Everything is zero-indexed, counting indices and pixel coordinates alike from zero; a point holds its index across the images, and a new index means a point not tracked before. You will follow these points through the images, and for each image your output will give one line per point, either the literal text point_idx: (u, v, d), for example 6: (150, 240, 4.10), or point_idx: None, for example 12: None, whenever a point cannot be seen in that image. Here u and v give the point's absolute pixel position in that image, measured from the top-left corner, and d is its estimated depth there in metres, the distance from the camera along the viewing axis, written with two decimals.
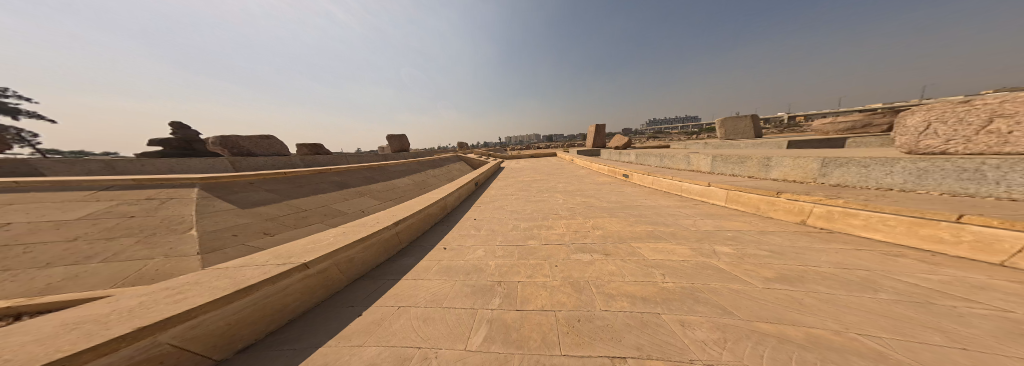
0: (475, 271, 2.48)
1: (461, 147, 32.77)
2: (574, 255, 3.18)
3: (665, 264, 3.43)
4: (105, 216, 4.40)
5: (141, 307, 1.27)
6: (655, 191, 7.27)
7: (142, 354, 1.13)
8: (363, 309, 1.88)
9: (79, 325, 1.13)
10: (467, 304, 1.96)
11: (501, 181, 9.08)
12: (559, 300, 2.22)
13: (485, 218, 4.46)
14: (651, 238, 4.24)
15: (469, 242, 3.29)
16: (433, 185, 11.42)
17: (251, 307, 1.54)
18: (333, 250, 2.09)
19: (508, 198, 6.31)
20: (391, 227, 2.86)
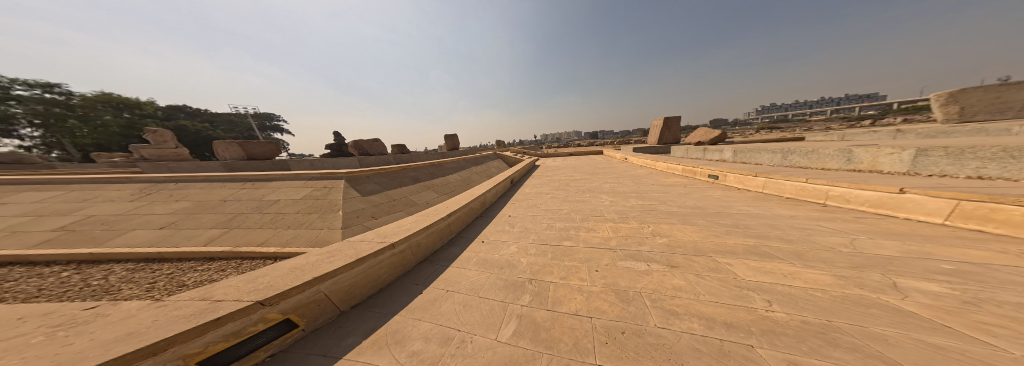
0: (510, 265, 2.63)
1: (500, 145, 34.17)
2: (619, 261, 2.89)
3: (761, 289, 2.61)
4: (308, 198, 7.17)
5: (314, 264, 2.10)
6: (768, 197, 5.47)
7: (312, 295, 1.89)
8: (423, 289, 2.38)
9: (292, 270, 2.01)
10: (499, 297, 2.16)
11: (536, 180, 8.95)
12: (598, 307, 2.15)
13: (520, 215, 4.55)
14: (748, 255, 3.27)
15: (507, 238, 3.48)
16: (477, 182, 12.53)
17: (359, 276, 2.23)
18: (407, 235, 2.74)
19: (544, 196, 6.23)
20: (444, 219, 3.42)
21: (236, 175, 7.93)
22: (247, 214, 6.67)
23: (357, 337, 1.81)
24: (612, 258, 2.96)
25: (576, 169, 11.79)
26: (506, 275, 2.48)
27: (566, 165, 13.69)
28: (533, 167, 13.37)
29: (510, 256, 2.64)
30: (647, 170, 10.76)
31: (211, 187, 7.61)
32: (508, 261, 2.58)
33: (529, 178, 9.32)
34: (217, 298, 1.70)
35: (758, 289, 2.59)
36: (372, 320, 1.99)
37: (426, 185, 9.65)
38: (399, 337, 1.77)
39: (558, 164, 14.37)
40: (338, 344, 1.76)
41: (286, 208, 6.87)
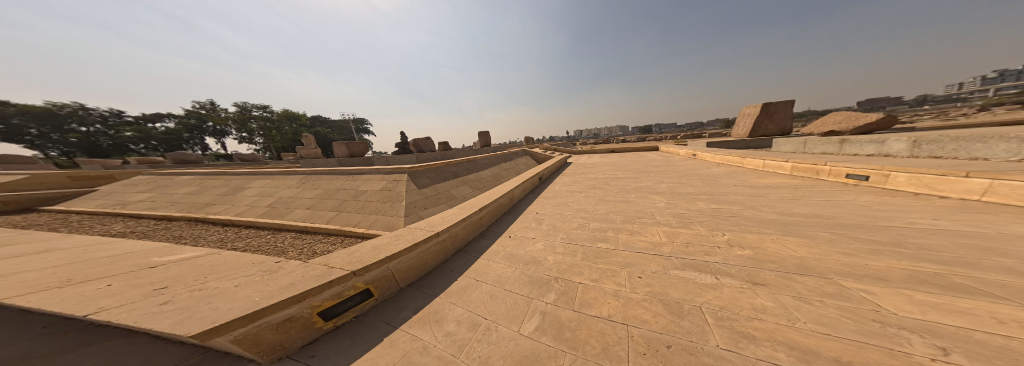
0: (535, 260, 2.60)
1: (527, 141, 32.22)
2: (673, 270, 2.58)
3: (924, 328, 1.67)
4: (385, 190, 8.68)
5: (378, 245, 2.69)
6: (972, 206, 3.54)
7: (382, 271, 2.35)
8: (459, 276, 2.64)
9: (365, 249, 2.61)
10: (522, 292, 2.22)
11: (569, 177, 8.34)
12: (636, 317, 1.94)
13: (550, 213, 4.40)
14: (901, 281, 2.21)
15: (534, 231, 3.42)
16: (506, 178, 12.72)
17: (413, 259, 2.64)
18: (449, 226, 3.06)
19: (577, 194, 5.83)
20: (477, 213, 3.66)
21: (340, 171, 10.34)
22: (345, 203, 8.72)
23: (412, 311, 2.15)
24: (667, 268, 2.63)
25: (623, 166, 10.47)
26: (530, 272, 2.50)
27: (612, 162, 12.36)
28: (566, 164, 12.51)
29: (538, 253, 2.66)
30: (725, 168, 8.67)
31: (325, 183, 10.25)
32: (532, 258, 2.60)
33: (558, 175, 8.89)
34: (328, 265, 2.39)
35: (923, 328, 1.67)
36: (421, 299, 2.32)
37: (462, 181, 10.26)
38: (439, 315, 2.05)
39: (600, 161, 13.04)
40: (396, 314, 2.13)
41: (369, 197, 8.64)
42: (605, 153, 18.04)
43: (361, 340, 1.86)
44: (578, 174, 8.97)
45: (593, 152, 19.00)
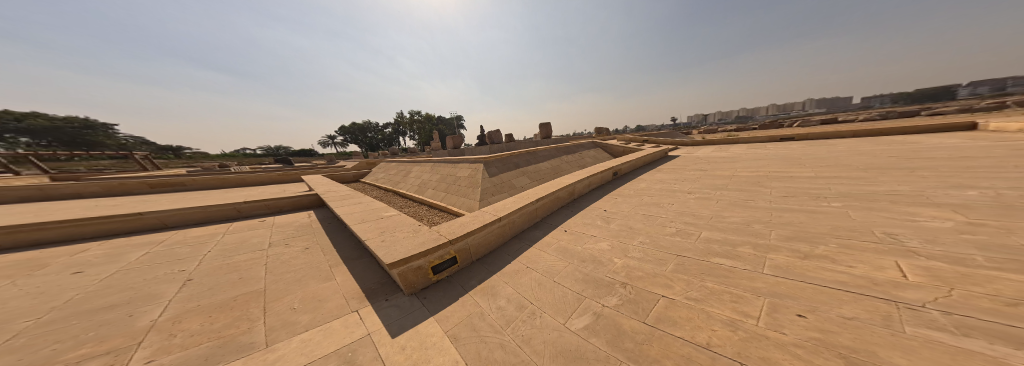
0: (593, 258, 2.26)
1: (601, 133, 24.71)
2: (907, 323, 1.33)
3: None
4: (445, 171, 7.12)
5: None
6: None
7: (460, 245, 2.29)
8: (514, 260, 2.42)
9: None
10: (572, 285, 1.92)
11: (670, 174, 6.11)
12: (768, 362, 1.13)
13: (627, 213, 3.49)
14: None
15: (596, 229, 2.95)
16: (568, 171, 7.92)
17: (482, 237, 2.51)
18: (511, 212, 2.79)
19: (680, 196, 4.23)
20: (534, 202, 3.21)
21: (413, 160, 9.93)
22: (441, 182, 6.63)
23: (479, 283, 2.15)
24: (885, 320, 1.36)
25: (798, 162, 6.34)
26: (581, 267, 2.12)
27: (778, 155, 7.73)
28: (671, 157, 9.19)
29: (599, 253, 2.35)
30: None
31: (420, 164, 8.80)
32: (590, 255, 2.31)
33: (651, 171, 6.75)
34: None
35: None
36: (482, 272, 2.30)
37: (524, 170, 6.89)
38: (494, 288, 2.09)
39: (749, 153, 8.54)
40: (464, 283, 2.19)
41: (461, 174, 6.41)
42: (769, 142, 11.47)
43: (446, 298, 2.02)
44: (694, 170, 6.40)
45: (741, 139, 12.61)
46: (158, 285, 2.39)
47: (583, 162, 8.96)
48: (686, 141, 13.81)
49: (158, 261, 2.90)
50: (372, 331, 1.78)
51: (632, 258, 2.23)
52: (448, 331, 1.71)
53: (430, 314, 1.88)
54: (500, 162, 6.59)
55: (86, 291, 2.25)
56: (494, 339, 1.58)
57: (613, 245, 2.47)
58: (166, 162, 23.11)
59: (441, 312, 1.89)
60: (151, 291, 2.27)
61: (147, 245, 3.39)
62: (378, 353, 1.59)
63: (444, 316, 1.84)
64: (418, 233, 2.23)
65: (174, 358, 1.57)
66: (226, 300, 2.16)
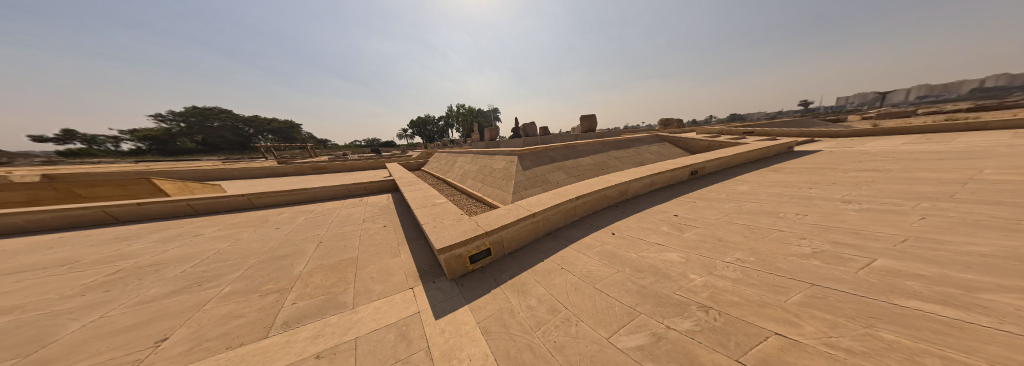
0: (654, 269, 1.79)
1: (666, 126, 20.79)
2: None
3: None
4: (483, 161, 7.22)
5: None
6: None
7: (492, 238, 2.28)
8: (548, 258, 2.22)
9: None
10: (620, 295, 1.56)
11: (795, 176, 4.26)
12: None
13: (712, 222, 2.66)
14: None
15: (661, 237, 2.35)
16: (616, 167, 6.82)
17: (514, 232, 2.44)
18: (547, 208, 2.62)
19: (814, 206, 2.86)
20: (573, 199, 2.90)
21: (458, 152, 10.57)
22: (479, 173, 6.66)
23: (510, 278, 2.07)
24: None
25: None
26: (634, 277, 1.72)
27: None
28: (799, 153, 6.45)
29: (662, 264, 1.85)
30: None
31: (463, 156, 9.24)
32: (647, 265, 1.85)
33: (755, 171, 4.97)
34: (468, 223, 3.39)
35: None
36: (514, 267, 2.21)
37: (562, 164, 6.23)
38: (525, 285, 1.95)
39: (995, 147, 4.94)
40: (496, 275, 2.16)
41: (497, 166, 6.29)
42: None
43: (479, 289, 2.04)
44: (852, 171, 4.19)
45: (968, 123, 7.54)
46: (306, 244, 3.53)
47: (640, 159, 7.61)
48: (836, 130, 9.45)
49: (308, 225, 4.32)
50: (420, 310, 1.99)
51: (717, 277, 1.62)
52: (480, 322, 1.71)
53: (466, 302, 1.95)
54: (535, 155, 6.16)
55: (278, 242, 3.61)
56: (522, 339, 1.46)
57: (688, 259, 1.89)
58: (320, 153, 34.16)
59: (475, 302, 1.92)
60: (302, 248, 3.38)
61: (306, 212, 5.09)
62: (423, 332, 1.75)
63: (478, 307, 1.85)
64: (458, 224, 2.40)
65: (304, 304, 2.27)
66: (334, 263, 2.95)
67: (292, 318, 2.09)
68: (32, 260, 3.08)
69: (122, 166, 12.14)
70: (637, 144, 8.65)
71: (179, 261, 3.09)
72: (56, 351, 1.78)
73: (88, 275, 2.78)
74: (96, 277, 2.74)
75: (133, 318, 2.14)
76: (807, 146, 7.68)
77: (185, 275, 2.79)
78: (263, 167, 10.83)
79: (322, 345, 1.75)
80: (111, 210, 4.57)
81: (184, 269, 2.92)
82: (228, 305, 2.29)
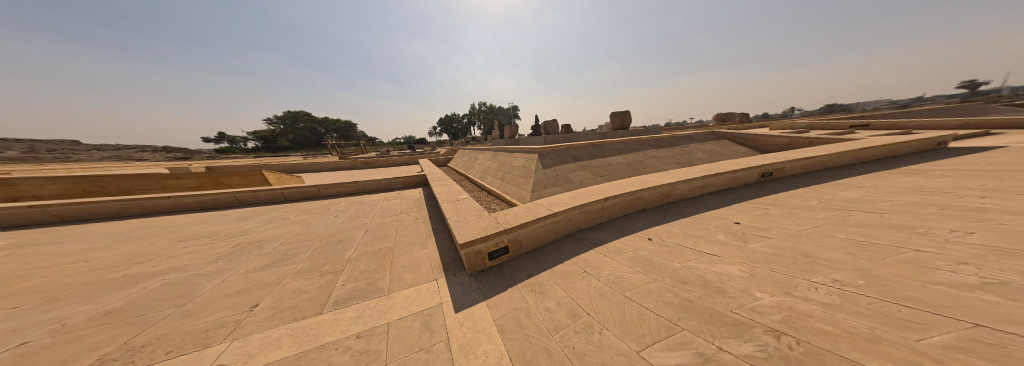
0: (703, 282, 1.50)
1: (725, 121, 17.95)
2: None
3: None
4: (504, 159, 7.19)
5: None
6: None
7: (510, 236, 2.24)
8: (568, 260, 2.07)
9: None
10: (655, 306, 1.34)
11: (933, 182, 3.12)
12: None
13: (794, 233, 2.16)
14: None
15: (714, 246, 2.05)
16: (655, 168, 6.12)
17: (533, 231, 2.37)
18: (568, 208, 2.47)
19: (972, 220, 2.02)
20: (600, 200, 2.73)
21: (480, 149, 10.75)
22: (498, 171, 6.66)
23: (528, 278, 1.98)
24: None
25: None
26: (675, 288, 1.47)
27: None
28: (938, 151, 4.76)
29: (714, 278, 1.55)
30: None
31: (485, 153, 9.36)
32: (694, 277, 1.57)
33: (858, 174, 3.87)
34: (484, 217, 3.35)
35: None
36: (532, 267, 2.11)
37: (587, 164, 5.79)
38: (544, 286, 1.84)
39: None
40: (513, 274, 2.10)
41: (516, 164, 6.19)
42: None
43: (497, 286, 2.01)
44: None
45: None
46: (355, 232, 4.05)
47: (688, 160, 6.70)
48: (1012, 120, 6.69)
49: (358, 214, 4.97)
50: (442, 301, 2.05)
51: (798, 298, 1.26)
52: (497, 319, 1.67)
53: (483, 298, 1.93)
54: (556, 153, 5.87)
55: (336, 229, 4.24)
56: (539, 342, 1.37)
57: (755, 272, 1.58)
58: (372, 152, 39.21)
59: (492, 298, 1.89)
60: (352, 236, 3.88)
61: (356, 203, 5.86)
62: (443, 323, 1.79)
63: (495, 303, 1.82)
64: (480, 220, 2.44)
65: (351, 286, 2.58)
66: (376, 251, 3.30)
67: (342, 299, 2.39)
68: (190, 232, 4.28)
69: (238, 162, 15.81)
70: (685, 142, 7.66)
71: (271, 241, 3.89)
72: (196, 304, 2.40)
73: (219, 246, 3.72)
74: (223, 249, 3.64)
75: (240, 284, 2.76)
76: (953, 142, 5.63)
77: (272, 253, 3.48)
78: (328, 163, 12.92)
79: (360, 325, 1.94)
80: (246, 199, 6.05)
81: (274, 247, 3.67)
82: (299, 281, 2.76)
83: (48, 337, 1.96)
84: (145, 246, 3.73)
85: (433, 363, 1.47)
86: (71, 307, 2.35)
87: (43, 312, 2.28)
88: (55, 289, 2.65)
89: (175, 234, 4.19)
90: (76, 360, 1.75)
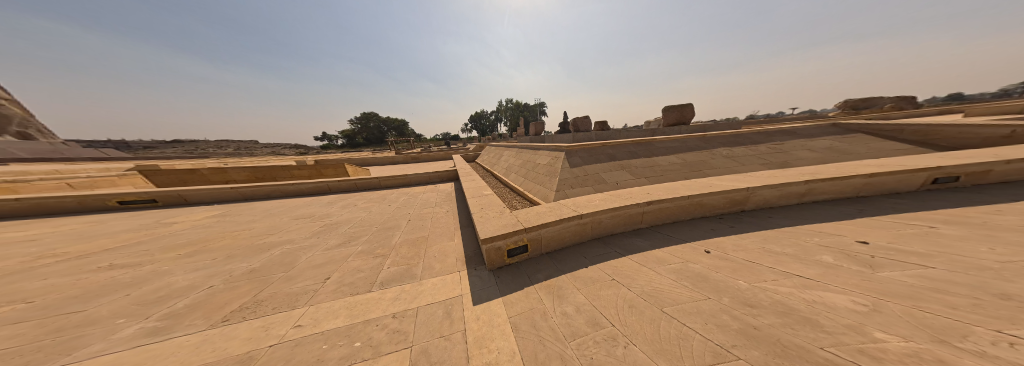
0: (781, 309, 1.21)
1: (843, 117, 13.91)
2: None
3: None
4: (528, 156, 7.05)
5: None
6: None
7: (531, 234, 2.18)
8: (593, 265, 1.93)
9: None
10: (701, 327, 1.10)
11: None
12: None
13: (979, 265, 1.51)
14: None
15: (814, 268, 1.71)
16: (717, 170, 5.10)
17: (556, 231, 2.28)
18: (596, 211, 2.33)
19: None
20: (639, 205, 2.58)
21: (505, 147, 10.79)
22: (522, 168, 6.59)
23: (546, 279, 1.89)
24: None
25: None
26: (735, 310, 1.20)
27: None
28: None
29: (799, 305, 1.26)
30: None
31: (510, 151, 9.34)
32: (767, 303, 1.27)
33: None
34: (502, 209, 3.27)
35: None
36: (551, 268, 2.02)
37: (625, 163, 5.23)
38: (561, 291, 1.70)
39: None
40: (530, 274, 2.03)
41: (540, 161, 6.03)
42: None
43: (513, 284, 1.97)
44: None
45: None
46: (398, 221, 4.57)
47: (779, 160, 5.32)
48: None
49: (403, 205, 5.60)
50: (463, 293, 2.09)
51: (960, 351, 0.88)
52: (511, 317, 1.61)
53: (500, 294, 1.90)
54: (586, 152, 5.47)
55: (389, 216, 4.88)
56: (553, 347, 1.25)
57: (877, 306, 1.23)
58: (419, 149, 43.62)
59: (508, 296, 1.85)
60: (396, 224, 4.39)
61: (402, 195, 6.61)
62: (462, 314, 1.81)
63: (511, 301, 1.76)
64: (499, 217, 2.43)
65: (394, 269, 2.89)
66: (416, 239, 3.65)
67: (386, 280, 2.69)
68: (294, 213, 5.53)
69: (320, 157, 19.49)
70: (776, 139, 6.32)
71: (342, 224, 4.72)
72: (294, 272, 3.07)
73: (311, 226, 4.71)
74: (313, 228, 4.60)
75: (322, 258, 3.41)
76: None
77: (341, 234, 4.22)
78: (383, 158, 14.89)
79: (396, 306, 2.14)
80: (337, 188, 7.47)
81: (345, 229, 4.45)
82: (359, 261, 3.25)
83: (221, 283, 2.82)
84: (272, 222, 5.01)
85: (449, 351, 1.49)
86: (234, 263, 3.32)
87: (224, 264, 3.29)
88: (228, 248, 3.78)
89: (290, 214, 5.50)
90: (230, 304, 2.42)
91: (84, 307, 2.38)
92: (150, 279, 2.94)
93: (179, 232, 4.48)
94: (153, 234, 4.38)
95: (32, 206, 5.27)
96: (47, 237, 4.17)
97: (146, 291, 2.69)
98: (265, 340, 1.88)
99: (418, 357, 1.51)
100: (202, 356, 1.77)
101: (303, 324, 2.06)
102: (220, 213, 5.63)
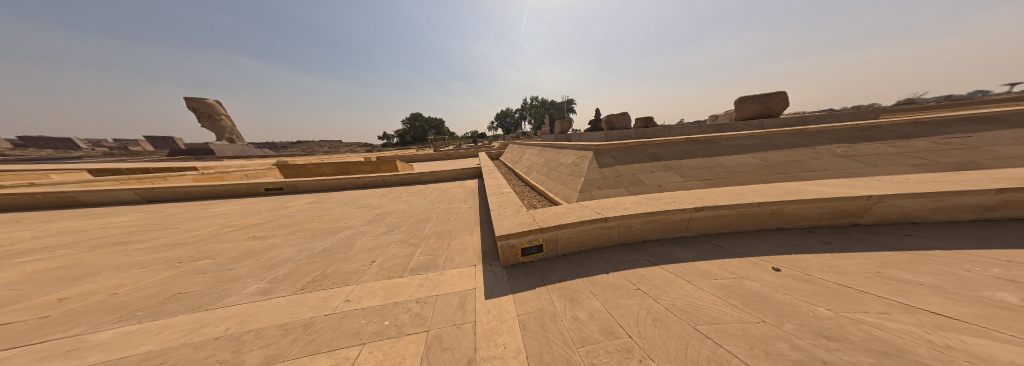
0: (877, 347, 0.95)
1: None
2: None
3: None
4: (552, 155, 6.85)
5: None
6: None
7: (548, 233, 2.09)
8: (615, 271, 1.78)
9: None
10: (744, 352, 0.96)
11: None
12: None
13: None
14: None
15: (972, 307, 1.19)
16: (803, 175, 4.09)
17: (577, 232, 2.15)
18: (625, 214, 2.13)
19: None
20: (680, 212, 2.24)
21: (531, 145, 10.69)
22: (546, 167, 6.41)
23: (560, 281, 1.79)
24: None
25: None
26: (799, 338, 1.02)
27: None
28: None
29: (918, 347, 0.94)
30: None
31: (535, 148, 9.22)
32: (856, 337, 1.01)
33: None
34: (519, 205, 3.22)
35: None
36: (566, 270, 1.92)
37: (670, 165, 4.63)
38: (575, 294, 1.60)
39: None
40: (544, 274, 1.95)
41: (565, 161, 5.79)
42: None
43: (525, 282, 1.91)
44: None
45: None
46: (431, 214, 4.93)
47: (952, 161, 3.85)
48: None
49: (436, 200, 6.02)
50: (476, 287, 2.11)
51: None
52: (520, 315, 1.54)
53: (511, 292, 1.85)
54: (621, 152, 5.01)
55: (424, 210, 5.30)
56: (560, 350, 1.15)
57: None
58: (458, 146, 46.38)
59: (520, 294, 1.78)
60: (427, 218, 4.73)
61: (438, 190, 7.08)
62: (474, 306, 1.82)
63: (522, 299, 1.70)
64: (514, 216, 2.40)
65: (422, 259, 3.10)
66: (443, 233, 3.84)
67: (416, 268, 2.90)
68: (357, 203, 6.51)
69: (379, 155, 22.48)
70: (948, 131, 4.60)
71: (388, 215, 5.34)
72: (350, 253, 3.59)
73: (367, 215, 5.47)
74: (367, 217, 5.34)
75: (372, 244, 3.91)
76: None
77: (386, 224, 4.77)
78: (425, 156, 16.25)
79: (420, 292, 2.28)
80: (389, 182, 8.53)
81: (391, 219, 5.04)
82: (397, 248, 3.60)
83: (305, 257, 3.51)
84: (341, 209, 6.00)
85: (459, 340, 1.50)
86: (315, 242, 4.08)
87: (310, 241, 4.09)
88: (314, 229, 4.69)
89: (355, 204, 6.48)
90: (309, 275, 2.99)
91: (233, 264, 3.31)
92: (269, 248, 3.85)
93: (285, 213, 5.76)
94: (277, 214, 5.72)
95: (229, 190, 7.41)
96: (229, 212, 5.87)
97: (267, 258, 3.50)
98: (322, 309, 2.23)
99: (432, 341, 1.56)
100: (284, 315, 2.17)
101: (350, 300, 2.36)
102: (314, 200, 7.04)
